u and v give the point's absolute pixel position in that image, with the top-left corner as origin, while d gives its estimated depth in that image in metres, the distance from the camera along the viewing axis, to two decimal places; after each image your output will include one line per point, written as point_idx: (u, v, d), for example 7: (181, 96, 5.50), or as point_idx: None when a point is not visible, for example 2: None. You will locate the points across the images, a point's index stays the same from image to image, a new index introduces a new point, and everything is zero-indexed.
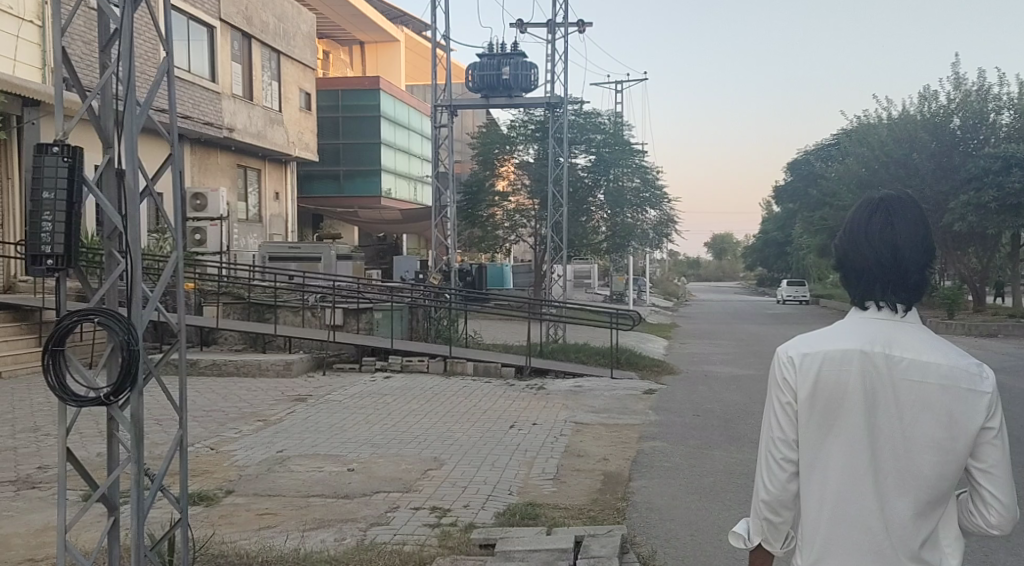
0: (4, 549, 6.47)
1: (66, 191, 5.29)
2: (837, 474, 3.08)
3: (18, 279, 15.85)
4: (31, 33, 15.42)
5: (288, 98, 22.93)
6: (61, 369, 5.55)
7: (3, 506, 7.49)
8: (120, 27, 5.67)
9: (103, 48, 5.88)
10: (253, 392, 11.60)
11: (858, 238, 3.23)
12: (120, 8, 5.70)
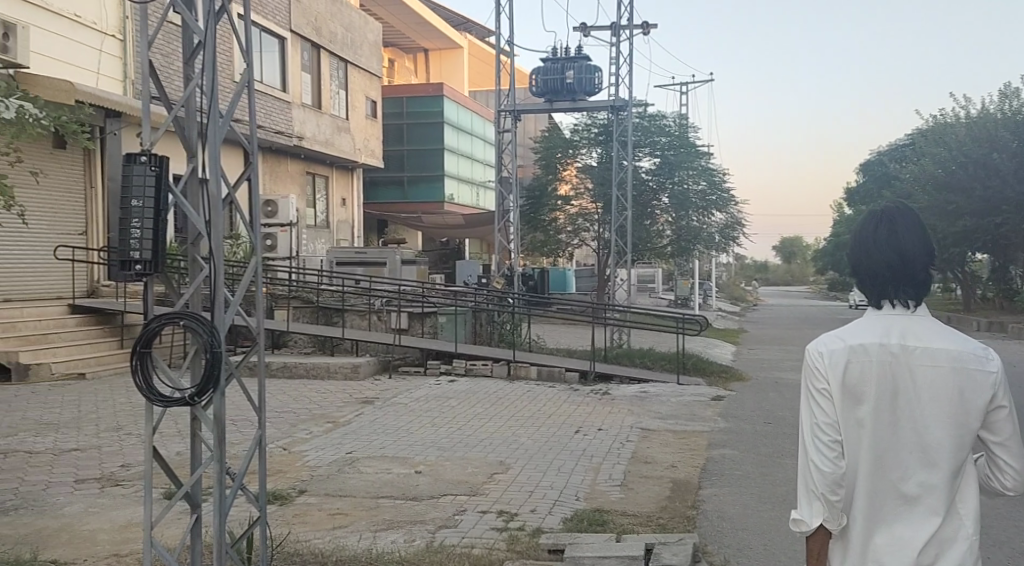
0: (90, 544, 6.72)
1: (154, 200, 5.56)
2: (871, 455, 3.41)
3: (102, 284, 16.33)
4: (114, 48, 16.53)
5: (354, 106, 23.29)
6: (148, 370, 5.85)
7: (88, 503, 7.78)
8: (204, 39, 5.97)
9: (187, 60, 6.20)
10: (322, 395, 11.81)
11: (868, 247, 3.61)
12: (205, 21, 6.01)
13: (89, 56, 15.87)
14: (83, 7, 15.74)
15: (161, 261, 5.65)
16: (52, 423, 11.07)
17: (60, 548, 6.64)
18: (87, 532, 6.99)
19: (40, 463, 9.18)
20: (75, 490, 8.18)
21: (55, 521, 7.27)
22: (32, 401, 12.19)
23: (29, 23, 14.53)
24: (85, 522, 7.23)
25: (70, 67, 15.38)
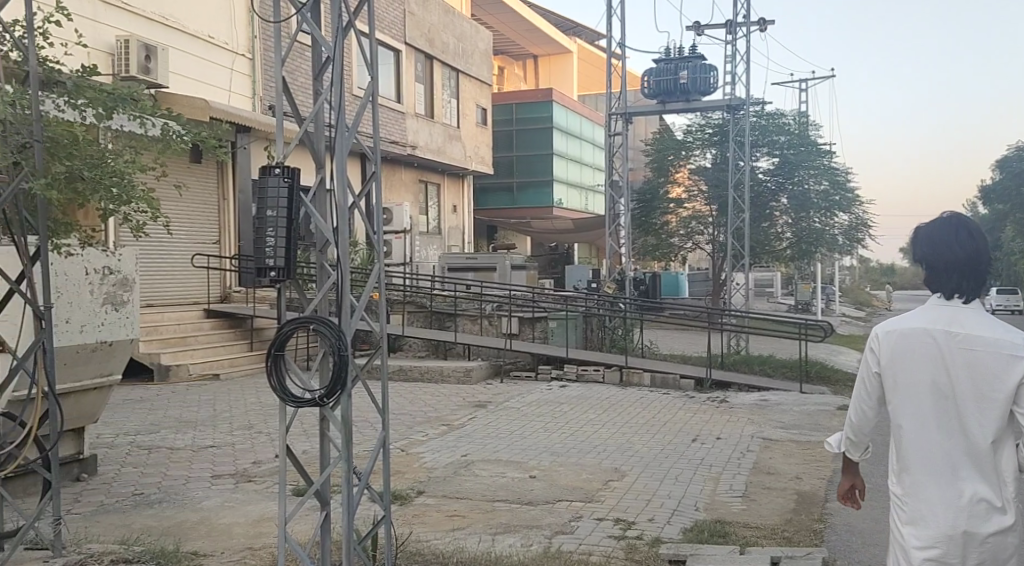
0: (226, 538, 7.09)
1: (287, 209, 5.92)
2: (902, 414, 4.05)
3: (234, 290, 17.20)
4: (244, 66, 17.64)
5: (466, 114, 23.65)
6: (282, 371, 6.25)
7: (224, 497, 8.19)
8: (333, 56, 6.26)
9: (317, 76, 6.51)
10: (437, 398, 12.05)
11: (939, 246, 4.18)
12: (334, 38, 6.29)
13: (222, 76, 17.03)
14: (216, 29, 16.89)
15: (293, 269, 6.01)
16: (188, 421, 11.65)
17: (199, 540, 7.02)
18: (224, 526, 7.36)
19: (179, 458, 9.70)
20: (211, 485, 8.62)
21: (194, 514, 7.69)
22: (169, 399, 12.85)
23: (169, 46, 15.71)
24: (222, 516, 7.62)
25: (205, 86, 16.53)
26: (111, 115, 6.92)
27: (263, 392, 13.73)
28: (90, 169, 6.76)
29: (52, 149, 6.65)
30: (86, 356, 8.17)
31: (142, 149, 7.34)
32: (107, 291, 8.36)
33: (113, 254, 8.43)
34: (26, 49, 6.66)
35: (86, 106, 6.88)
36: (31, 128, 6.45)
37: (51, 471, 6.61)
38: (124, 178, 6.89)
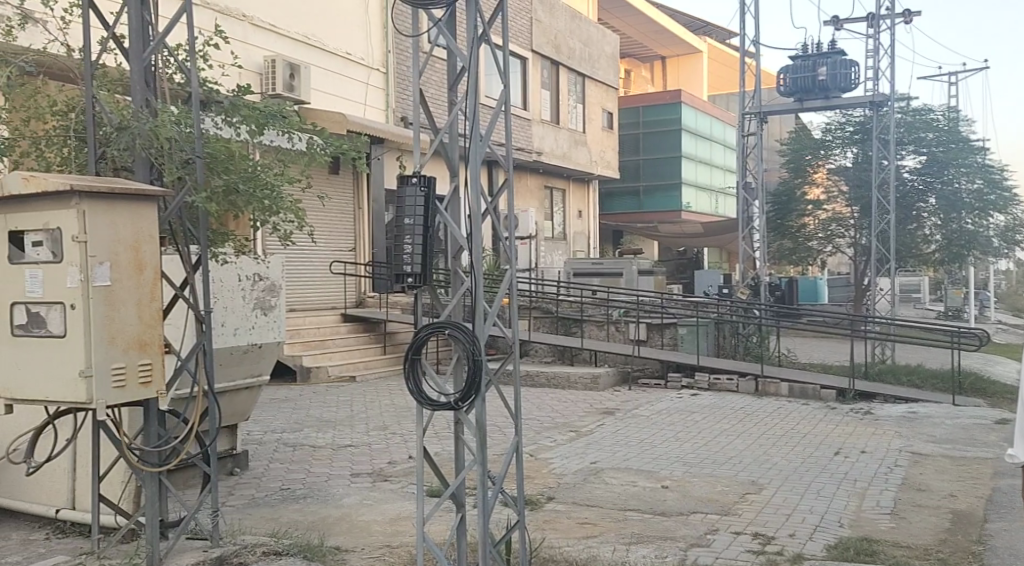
0: (365, 534, 7.57)
1: (423, 217, 6.36)
2: None
3: (368, 295, 17.63)
4: (378, 80, 18.14)
5: (592, 118, 23.59)
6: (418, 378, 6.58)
7: (363, 495, 8.64)
8: (468, 67, 6.39)
9: (452, 85, 6.66)
10: (564, 403, 12.04)
11: None
12: (469, 48, 6.42)
13: (358, 90, 17.58)
14: (354, 46, 17.50)
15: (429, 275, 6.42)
16: (329, 420, 12.04)
17: (340, 536, 7.51)
18: (364, 523, 7.83)
19: (320, 458, 10.04)
20: (351, 483, 9.05)
21: (336, 510, 8.19)
22: (308, 401, 13.29)
23: (310, 64, 16.39)
24: (361, 513, 8.10)
25: (343, 100, 17.12)
26: (263, 130, 7.48)
27: (396, 394, 14.05)
28: (245, 183, 7.25)
29: (211, 164, 7.08)
30: (238, 357, 8.58)
31: (290, 162, 7.84)
32: (258, 297, 8.75)
33: (263, 262, 8.76)
34: (188, 70, 7.10)
35: (240, 122, 7.39)
36: (193, 143, 6.81)
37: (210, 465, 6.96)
38: (275, 192, 7.45)
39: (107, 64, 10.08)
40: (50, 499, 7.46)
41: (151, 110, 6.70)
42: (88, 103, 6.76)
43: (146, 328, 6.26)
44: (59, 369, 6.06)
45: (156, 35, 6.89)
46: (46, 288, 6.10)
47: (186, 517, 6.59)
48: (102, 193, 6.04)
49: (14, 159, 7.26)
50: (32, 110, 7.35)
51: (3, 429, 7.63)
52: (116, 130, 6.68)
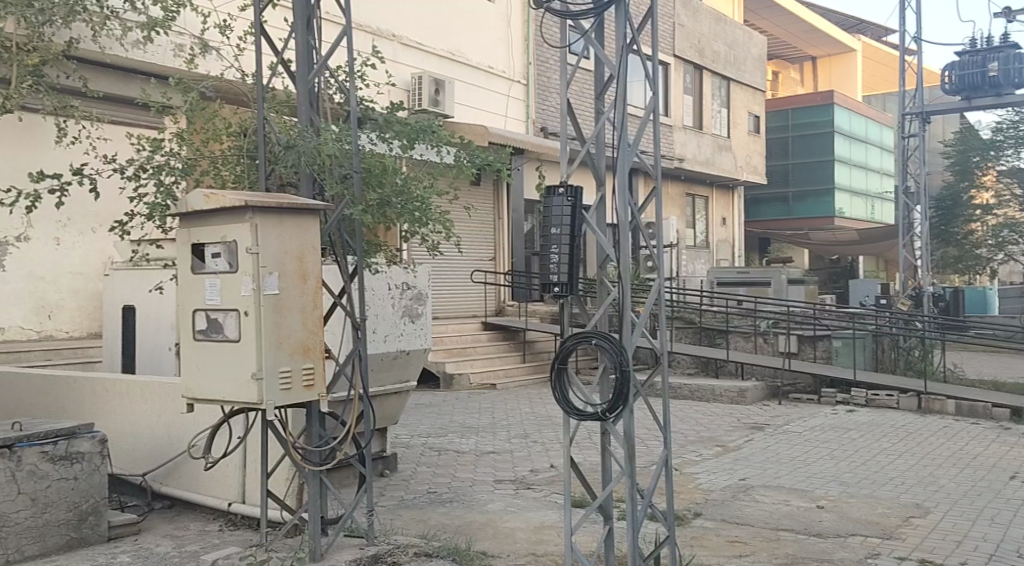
0: (511, 541, 7.53)
1: (569, 227, 6.92)
2: None
3: (507, 304, 17.73)
4: (519, 92, 18.21)
5: (737, 123, 22.99)
6: (566, 386, 7.23)
7: (507, 502, 8.62)
8: (614, 82, 7.02)
9: (601, 99, 7.32)
10: (710, 417, 11.69)
11: None
12: (615, 65, 7.07)
13: (499, 102, 17.70)
14: (495, 59, 17.64)
15: (575, 285, 6.96)
16: (472, 427, 12.13)
17: (488, 541, 7.51)
18: (508, 530, 7.80)
19: (464, 464, 10.11)
20: (494, 489, 9.05)
21: (481, 515, 8.19)
22: (453, 407, 13.43)
23: (454, 78, 16.64)
24: (506, 520, 8.07)
25: (485, 113, 17.29)
26: (414, 145, 7.83)
27: (538, 402, 14.00)
28: (398, 196, 7.48)
29: (367, 178, 7.41)
30: (389, 363, 8.74)
31: (438, 174, 8.03)
32: (406, 305, 8.91)
33: (411, 270, 8.95)
34: (347, 91, 7.38)
35: (393, 138, 7.76)
36: (351, 159, 7.04)
37: (364, 466, 7.14)
38: (425, 203, 7.60)
39: (276, 87, 10.33)
40: (222, 493, 7.75)
41: (315, 129, 7.02)
42: (258, 124, 7.06)
43: (309, 334, 6.41)
44: (233, 372, 6.27)
45: (318, 58, 7.16)
46: (224, 296, 6.33)
47: (346, 515, 6.81)
48: (273, 208, 6.25)
49: (195, 179, 7.58)
50: (210, 132, 7.79)
51: (183, 427, 7.97)
52: (285, 149, 6.98)
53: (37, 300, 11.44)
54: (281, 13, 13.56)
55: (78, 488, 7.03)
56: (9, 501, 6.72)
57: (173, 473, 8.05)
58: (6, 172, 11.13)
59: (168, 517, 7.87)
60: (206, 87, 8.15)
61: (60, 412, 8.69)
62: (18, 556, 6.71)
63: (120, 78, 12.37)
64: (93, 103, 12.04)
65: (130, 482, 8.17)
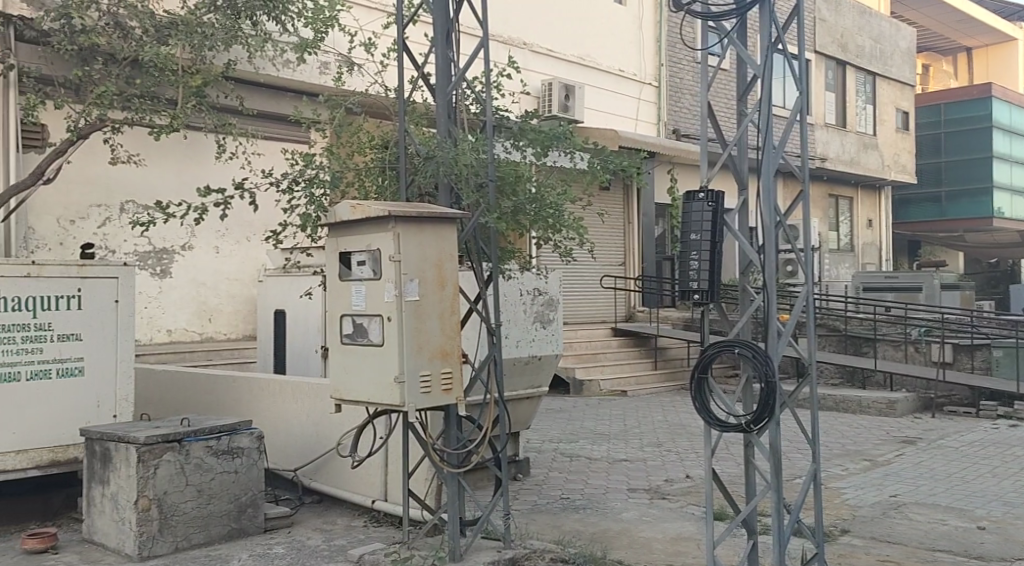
0: (647, 551, 7.34)
1: (710, 233, 6.70)
2: None
3: (638, 310, 17.53)
4: (650, 94, 17.94)
5: (884, 119, 22.03)
6: (706, 396, 7.05)
7: (642, 511, 8.42)
8: (759, 85, 6.82)
9: (745, 101, 7.12)
10: (857, 429, 11.18)
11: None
12: (760, 66, 6.86)
13: (630, 106, 17.50)
14: (627, 62, 17.47)
15: (716, 291, 6.75)
16: (605, 433, 11.99)
17: (623, 550, 7.35)
18: (644, 540, 7.61)
19: (597, 470, 10.00)
20: (628, 498, 8.88)
21: (616, 524, 8.03)
22: (584, 412, 13.34)
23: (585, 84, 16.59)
24: (641, 529, 7.88)
25: (616, 118, 17.14)
26: (548, 151, 7.85)
27: (673, 411, 13.70)
28: (532, 202, 7.44)
29: (501, 186, 7.37)
30: (521, 367, 8.69)
31: (571, 180, 8.01)
32: (537, 310, 8.86)
33: (542, 277, 8.91)
34: (483, 101, 7.40)
35: (527, 145, 7.80)
36: (487, 168, 7.05)
37: (501, 470, 7.11)
38: (559, 209, 7.55)
39: (420, 100, 10.66)
40: (365, 491, 7.87)
41: (453, 139, 7.09)
42: (399, 136, 7.17)
43: (448, 339, 6.42)
44: (376, 376, 6.33)
45: (456, 70, 7.20)
46: (368, 302, 6.41)
47: (484, 518, 6.76)
48: (413, 217, 6.29)
49: (341, 190, 7.75)
50: (354, 146, 7.96)
51: (331, 426, 8.13)
52: (424, 160, 7.07)
53: (199, 303, 12.46)
54: (422, 28, 13.90)
55: (238, 481, 7.25)
56: (178, 492, 6.94)
57: (321, 469, 8.24)
58: (170, 182, 12.22)
59: (317, 512, 8.05)
60: (352, 102, 8.33)
61: (219, 408, 9.06)
62: (186, 544, 6.95)
63: (272, 96, 13.11)
64: (249, 121, 12.86)
65: (283, 477, 8.46)
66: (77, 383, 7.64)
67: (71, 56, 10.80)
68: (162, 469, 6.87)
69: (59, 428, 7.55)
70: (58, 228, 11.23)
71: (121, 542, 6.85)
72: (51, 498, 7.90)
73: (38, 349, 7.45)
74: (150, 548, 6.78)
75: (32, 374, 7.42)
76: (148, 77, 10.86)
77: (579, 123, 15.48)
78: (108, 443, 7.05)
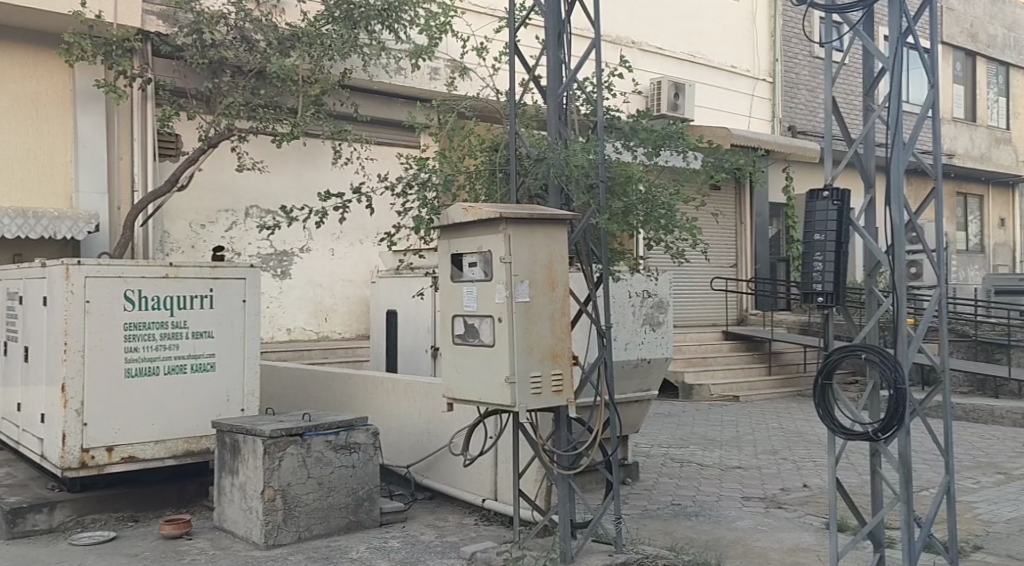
0: (764, 561, 7.12)
1: (835, 232, 6.44)
2: None
3: (750, 313, 17.09)
4: (764, 90, 17.46)
5: (1018, 113, 20.97)
6: (830, 403, 6.79)
7: (758, 520, 8.18)
8: (890, 79, 6.51)
9: (872, 96, 6.82)
10: (991, 440, 10.63)
11: None
12: (890, 59, 6.56)
13: (742, 103, 17.09)
14: (740, 58, 17.10)
15: (842, 294, 6.47)
16: (717, 439, 11.72)
17: (739, 559, 7.14)
18: (760, 549, 7.38)
19: (710, 476, 9.78)
20: (743, 506, 8.64)
21: (730, 533, 7.81)
22: (695, 417, 13.08)
23: (696, 81, 16.31)
24: (757, 539, 7.64)
25: (728, 115, 16.80)
26: (660, 151, 7.74)
27: (790, 417, 13.28)
28: (642, 203, 7.31)
29: (612, 186, 7.25)
30: (630, 371, 8.57)
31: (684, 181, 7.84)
32: (646, 313, 8.72)
33: (652, 278, 8.75)
34: (595, 101, 7.32)
35: (638, 145, 7.75)
36: (598, 169, 6.98)
37: (613, 473, 7.00)
38: (670, 210, 7.41)
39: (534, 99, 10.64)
40: (476, 490, 7.87)
41: (564, 140, 7.06)
42: (509, 138, 7.16)
43: (559, 340, 6.34)
44: (488, 375, 6.31)
45: (568, 71, 7.14)
46: (480, 303, 6.39)
47: (596, 522, 6.66)
48: (524, 218, 6.24)
49: (452, 193, 7.79)
50: (466, 148, 7.95)
51: (442, 425, 8.16)
52: (535, 162, 7.03)
53: (315, 303, 12.74)
54: (534, 29, 13.93)
55: (355, 475, 7.35)
56: (301, 484, 7.07)
57: (433, 467, 8.28)
58: (290, 187, 12.54)
59: (429, 508, 8.10)
60: (464, 106, 8.35)
61: (335, 404, 9.23)
62: (307, 534, 7.08)
63: (387, 101, 13.32)
64: (362, 127, 13.12)
65: (396, 473, 8.54)
66: (209, 378, 7.88)
67: (202, 69, 11.35)
68: (286, 461, 7.01)
69: (191, 420, 7.81)
70: (191, 232, 11.73)
71: (249, 530, 7.03)
72: (185, 487, 8.09)
73: (175, 345, 7.72)
74: (275, 537, 6.94)
75: (170, 368, 7.69)
76: (271, 88, 11.28)
77: (690, 122, 15.21)
78: (237, 435, 7.24)
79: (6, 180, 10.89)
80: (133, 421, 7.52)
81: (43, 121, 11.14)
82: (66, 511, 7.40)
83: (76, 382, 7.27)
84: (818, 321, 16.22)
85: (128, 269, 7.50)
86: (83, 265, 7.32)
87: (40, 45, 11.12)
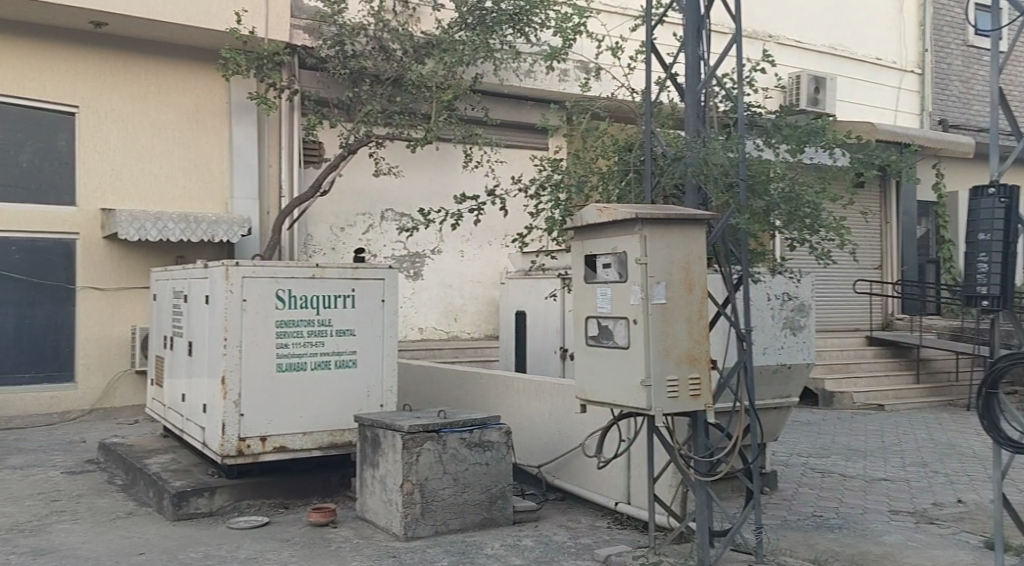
0: None
1: (1002, 232, 6.01)
2: None
3: (896, 319, 16.31)
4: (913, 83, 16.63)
5: None
6: (995, 413, 6.33)
7: (907, 535, 7.74)
8: None
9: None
10: None
11: None
12: None
13: (888, 96, 16.35)
14: (885, 49, 16.37)
15: (1009, 297, 6.04)
16: (861, 450, 11.20)
17: None
18: None
19: (855, 488, 9.35)
20: (891, 520, 8.21)
21: (878, 547, 7.43)
22: (838, 426, 12.55)
23: (838, 74, 15.70)
24: (907, 555, 7.24)
25: (872, 110, 16.12)
26: (804, 148, 7.37)
27: (941, 429, 12.57)
28: (786, 200, 7.01)
29: (751, 184, 6.99)
30: (769, 376, 8.28)
31: (829, 179, 7.50)
32: (787, 316, 8.38)
33: (793, 280, 8.38)
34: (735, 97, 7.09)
35: (782, 143, 7.41)
36: (738, 167, 6.73)
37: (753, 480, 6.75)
38: (817, 209, 7.05)
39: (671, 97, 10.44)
40: (610, 491, 7.74)
41: (702, 138, 6.84)
42: (645, 137, 7.02)
43: (697, 343, 6.14)
44: (623, 378, 6.18)
45: (708, 67, 6.93)
46: (615, 305, 6.27)
47: (736, 530, 6.43)
48: (661, 219, 6.09)
49: (585, 194, 7.71)
50: (599, 149, 7.82)
51: (575, 426, 8.06)
52: (672, 161, 6.88)
53: (448, 304, 12.88)
54: (670, 27, 13.69)
55: (490, 472, 7.34)
56: (437, 479, 7.11)
57: (565, 467, 8.20)
58: (425, 190, 12.72)
59: (562, 509, 8.02)
60: (599, 107, 8.24)
61: (467, 403, 9.27)
62: (445, 528, 7.12)
63: (520, 103, 13.37)
64: (494, 130, 13.21)
65: (527, 472, 8.50)
66: (350, 374, 8.04)
67: (344, 78, 11.64)
68: (423, 457, 7.06)
69: (334, 415, 7.97)
70: (331, 234, 12.05)
71: (389, 521, 7.13)
72: (330, 479, 8.27)
73: (321, 342, 7.90)
74: (414, 529, 7.01)
75: (316, 363, 7.89)
76: (406, 95, 11.44)
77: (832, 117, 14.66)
78: (377, 430, 7.34)
79: (169, 188, 11.47)
80: (281, 414, 7.73)
81: (203, 131, 11.70)
82: (224, 496, 7.68)
83: (233, 375, 7.53)
84: (972, 327, 15.06)
85: (279, 269, 7.71)
86: (241, 266, 7.56)
87: (197, 59, 11.68)
